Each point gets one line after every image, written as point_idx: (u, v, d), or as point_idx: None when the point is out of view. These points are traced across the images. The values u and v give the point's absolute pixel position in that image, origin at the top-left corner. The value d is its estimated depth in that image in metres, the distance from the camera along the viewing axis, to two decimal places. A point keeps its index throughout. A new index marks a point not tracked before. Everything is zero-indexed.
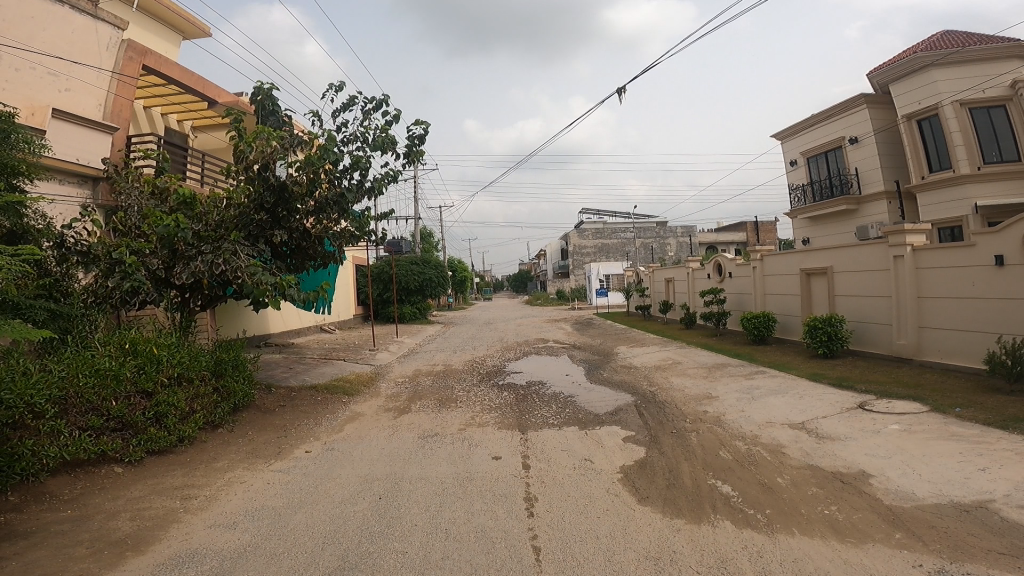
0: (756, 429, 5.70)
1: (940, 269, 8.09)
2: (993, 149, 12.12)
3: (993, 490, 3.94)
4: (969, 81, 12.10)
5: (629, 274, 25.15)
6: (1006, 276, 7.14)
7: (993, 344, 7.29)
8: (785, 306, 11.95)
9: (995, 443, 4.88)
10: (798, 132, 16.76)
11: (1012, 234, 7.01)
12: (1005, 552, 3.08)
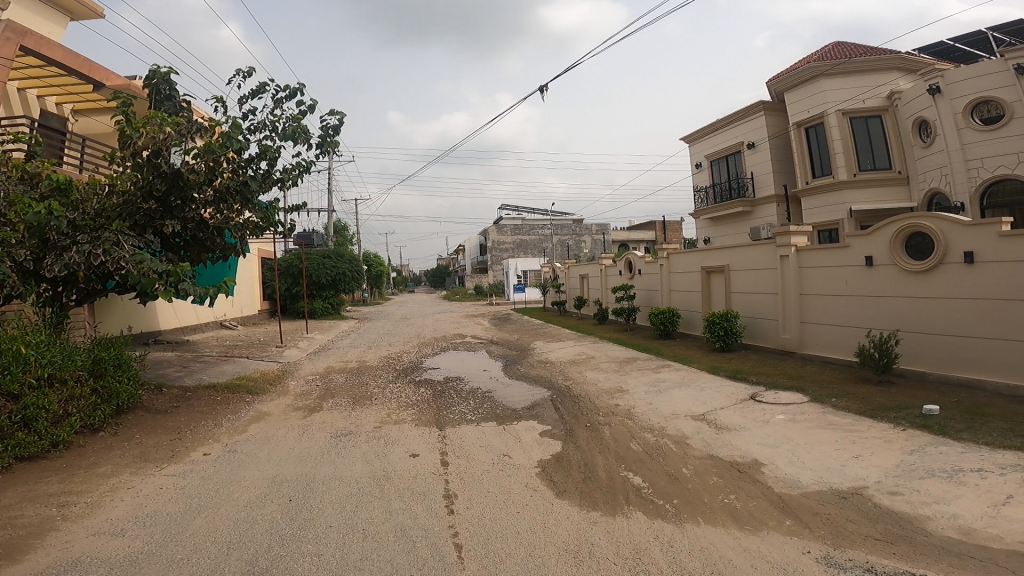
0: (664, 421, 5.97)
1: (820, 268, 8.78)
2: (868, 157, 13.02)
3: (866, 476, 4.37)
4: (851, 91, 13.12)
5: (547, 269, 25.48)
6: (873, 274, 7.88)
7: (864, 338, 8.02)
8: (687, 302, 12.57)
9: (866, 431, 5.39)
10: (704, 135, 17.66)
11: (880, 237, 7.76)
12: (881, 539, 3.40)
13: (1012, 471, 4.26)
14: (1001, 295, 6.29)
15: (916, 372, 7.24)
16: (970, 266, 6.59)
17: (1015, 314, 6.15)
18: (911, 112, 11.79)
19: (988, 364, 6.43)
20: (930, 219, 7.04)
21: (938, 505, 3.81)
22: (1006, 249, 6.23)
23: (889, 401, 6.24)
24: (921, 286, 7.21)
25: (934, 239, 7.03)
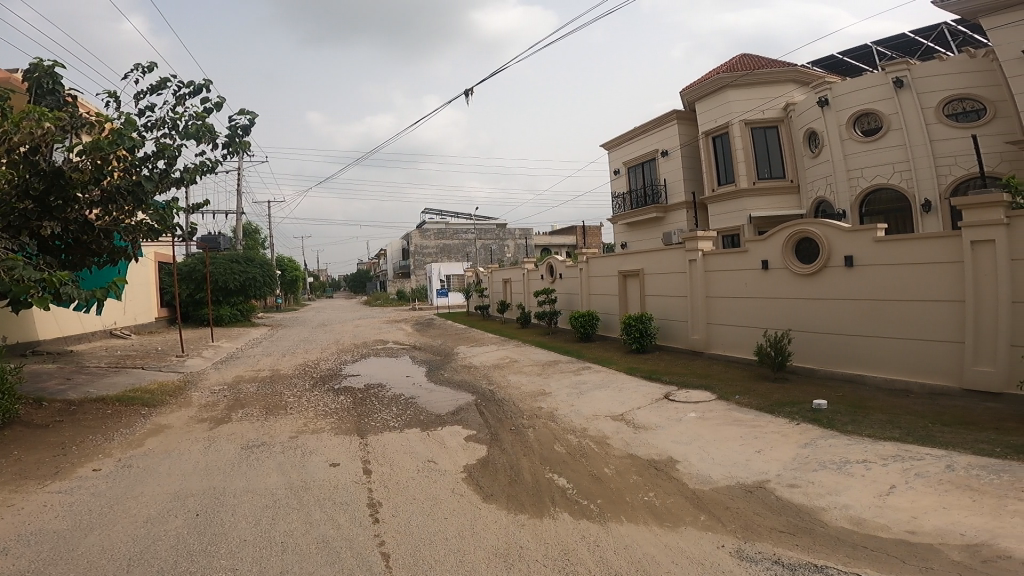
0: (585, 422, 6.10)
1: (723, 272, 9.32)
2: (765, 166, 13.89)
3: (768, 470, 4.78)
4: (753, 102, 13.96)
5: (471, 273, 25.39)
6: (769, 277, 8.48)
7: (762, 337, 8.59)
8: (606, 305, 12.94)
9: (767, 426, 5.77)
10: (621, 143, 18.30)
11: (774, 242, 8.35)
12: (784, 531, 3.76)
13: (891, 461, 4.81)
14: (877, 295, 6.98)
15: (809, 369, 7.90)
16: (850, 269, 7.27)
17: (889, 313, 6.86)
18: (802, 123, 12.63)
19: (868, 359, 7.13)
20: (816, 225, 7.68)
21: (832, 495, 4.28)
22: (881, 253, 6.93)
23: (787, 396, 6.70)
24: (811, 288, 7.84)
25: (819, 244, 7.67)
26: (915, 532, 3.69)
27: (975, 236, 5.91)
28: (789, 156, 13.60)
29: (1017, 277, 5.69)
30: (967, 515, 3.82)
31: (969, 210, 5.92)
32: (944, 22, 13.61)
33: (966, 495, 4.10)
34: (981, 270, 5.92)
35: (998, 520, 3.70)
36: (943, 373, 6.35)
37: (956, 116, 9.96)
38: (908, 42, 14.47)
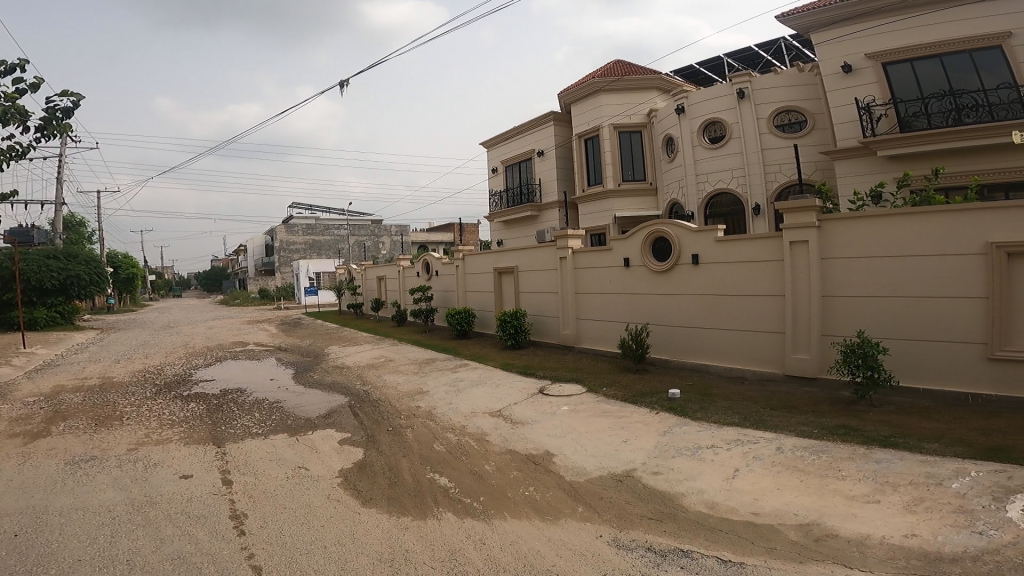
0: (463, 420, 6.03)
1: (589, 269, 9.76)
2: (629, 168, 14.66)
3: (634, 459, 5.04)
4: (621, 107, 14.71)
5: (343, 271, 24.37)
6: (630, 273, 8.98)
7: (624, 331, 9.09)
8: (482, 302, 12.99)
9: (631, 416, 6.05)
10: (498, 142, 18.56)
11: (635, 241, 8.87)
12: (652, 517, 4.09)
13: (735, 445, 5.37)
14: (720, 291, 7.71)
15: (662, 359, 8.54)
16: (697, 266, 7.99)
17: (729, 307, 7.61)
18: (662, 129, 13.49)
19: (714, 349, 7.84)
20: (671, 224, 8.27)
21: (689, 481, 4.74)
22: (722, 252, 7.65)
23: (645, 387, 6.99)
24: (666, 284, 8.43)
25: (672, 243, 8.31)
26: (759, 513, 4.27)
27: (793, 236, 6.79)
28: (651, 159, 14.41)
29: (825, 273, 6.65)
30: (797, 495, 4.50)
31: (792, 214, 6.75)
32: (782, 38, 15.04)
33: (796, 475, 4.79)
34: (799, 268, 6.80)
35: (822, 499, 4.41)
36: (772, 361, 7.18)
37: (784, 127, 11.11)
38: (754, 55, 15.89)
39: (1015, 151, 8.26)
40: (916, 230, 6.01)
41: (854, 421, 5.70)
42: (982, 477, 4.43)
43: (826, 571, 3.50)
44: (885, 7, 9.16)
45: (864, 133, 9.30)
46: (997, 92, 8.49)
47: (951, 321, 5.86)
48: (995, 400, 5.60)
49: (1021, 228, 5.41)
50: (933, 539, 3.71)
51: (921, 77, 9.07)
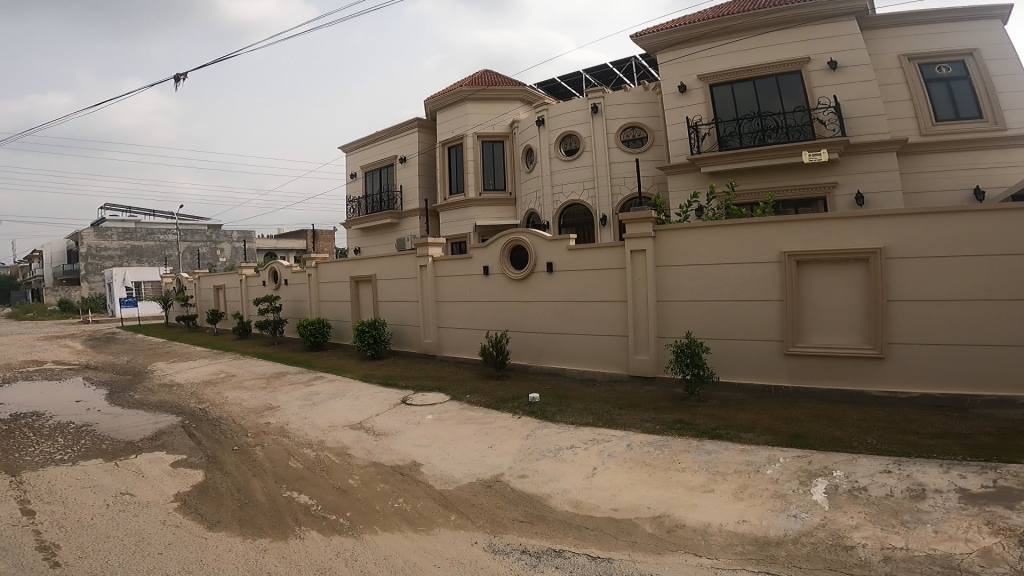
0: (320, 434, 5.58)
1: (449, 278, 9.69)
2: (491, 178, 14.84)
3: (501, 464, 4.97)
4: (485, 116, 14.86)
5: (172, 279, 21.87)
6: (489, 281, 9.04)
7: (484, 339, 9.10)
8: (337, 312, 12.34)
9: (495, 420, 5.97)
10: (359, 146, 17.96)
11: (494, 249, 8.96)
12: (523, 520, 4.04)
13: (590, 445, 5.54)
14: (572, 297, 8.02)
15: (522, 365, 8.65)
16: (551, 274, 8.26)
17: (580, 313, 7.94)
18: (522, 140, 13.84)
19: (567, 354, 8.11)
20: (527, 234, 8.48)
21: (552, 482, 4.78)
22: (574, 259, 7.99)
23: (508, 392, 6.92)
24: (522, 291, 8.61)
25: (528, 251, 8.52)
26: (619, 509, 4.43)
27: (634, 246, 7.32)
28: (512, 169, 14.64)
29: (659, 280, 7.26)
30: (649, 488, 4.75)
31: (632, 225, 7.31)
32: (635, 57, 16.06)
33: (645, 471, 5.06)
34: (638, 275, 7.35)
35: (668, 491, 4.69)
36: (616, 363, 7.60)
37: (629, 142, 11.85)
38: (609, 72, 16.84)
39: (807, 169, 9.44)
40: (733, 241, 6.79)
41: (687, 416, 6.17)
42: (789, 463, 5.00)
43: (684, 559, 3.70)
44: (712, 31, 10.00)
45: (691, 151, 10.02)
46: (794, 115, 9.61)
47: (757, 322, 6.70)
48: (792, 391, 6.48)
49: (811, 241, 6.36)
50: (762, 524, 4.07)
51: (739, 99, 10.00)
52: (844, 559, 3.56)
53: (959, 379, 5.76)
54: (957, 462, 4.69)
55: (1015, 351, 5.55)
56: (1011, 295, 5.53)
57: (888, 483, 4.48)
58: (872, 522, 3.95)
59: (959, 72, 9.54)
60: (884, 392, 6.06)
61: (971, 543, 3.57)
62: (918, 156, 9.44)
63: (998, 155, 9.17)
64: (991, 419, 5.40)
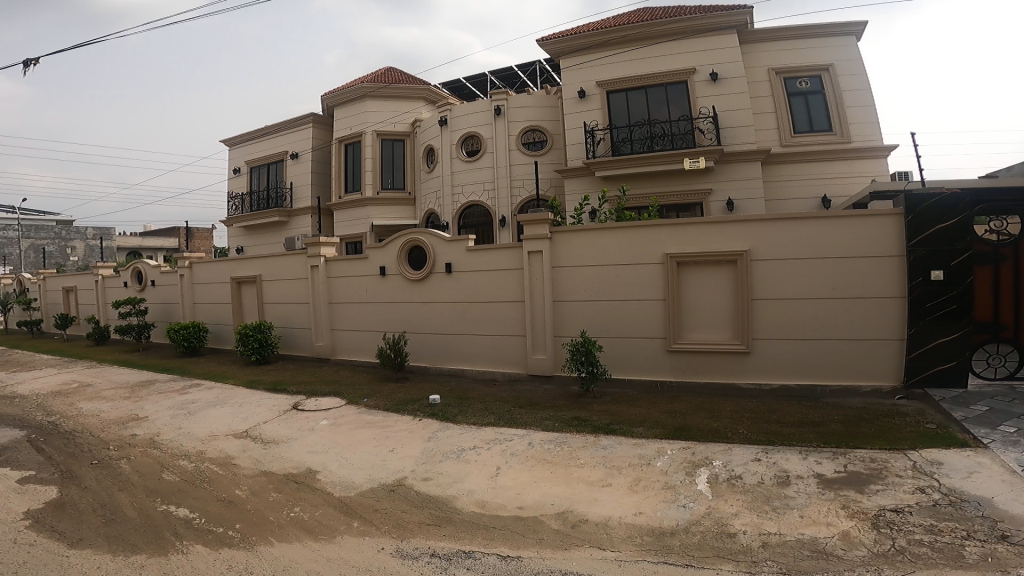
0: (199, 444, 5.05)
1: (343, 279, 9.25)
2: (389, 177, 14.44)
3: (404, 467, 4.74)
4: (386, 115, 14.40)
5: (11, 279, 19.18)
6: (387, 282, 8.72)
7: (382, 341, 8.77)
8: (215, 315, 11.38)
9: (395, 424, 5.70)
10: (246, 140, 16.82)
11: (392, 250, 8.65)
12: (430, 523, 3.86)
13: (493, 444, 5.43)
14: (471, 298, 7.92)
15: (421, 367, 8.42)
16: (450, 275, 8.10)
17: (479, 314, 7.86)
18: (423, 139, 13.64)
19: (466, 355, 8.00)
20: (426, 234, 8.27)
21: (457, 483, 4.63)
22: (473, 260, 7.89)
23: (408, 395, 6.67)
24: (420, 293, 8.38)
25: (427, 251, 8.31)
26: (524, 507, 4.37)
27: (531, 247, 7.36)
28: (412, 169, 14.32)
29: (554, 280, 7.35)
30: (551, 485, 4.75)
31: (529, 226, 7.38)
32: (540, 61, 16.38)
33: (547, 467, 5.06)
34: (534, 276, 7.41)
35: (569, 487, 4.71)
36: (515, 363, 7.60)
37: (529, 145, 12.01)
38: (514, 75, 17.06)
39: (686, 176, 10.06)
40: (621, 243, 7.02)
41: (583, 413, 6.24)
42: (675, 455, 5.22)
43: (589, 553, 3.70)
44: (611, 39, 10.42)
45: (587, 155, 10.40)
46: (679, 124, 10.22)
47: (642, 320, 6.96)
48: (674, 385, 6.80)
49: (689, 243, 6.71)
50: (657, 516, 4.18)
51: (632, 107, 10.52)
52: (726, 546, 3.72)
53: (812, 370, 6.32)
54: (816, 449, 5.11)
55: (856, 344, 6.18)
56: (852, 293, 6.14)
57: (758, 471, 4.80)
58: (752, 509, 4.17)
59: (816, 86, 10.40)
60: (752, 384, 6.52)
61: (832, 526, 3.85)
62: (779, 165, 10.31)
63: (843, 165, 10.12)
64: (838, 407, 5.98)
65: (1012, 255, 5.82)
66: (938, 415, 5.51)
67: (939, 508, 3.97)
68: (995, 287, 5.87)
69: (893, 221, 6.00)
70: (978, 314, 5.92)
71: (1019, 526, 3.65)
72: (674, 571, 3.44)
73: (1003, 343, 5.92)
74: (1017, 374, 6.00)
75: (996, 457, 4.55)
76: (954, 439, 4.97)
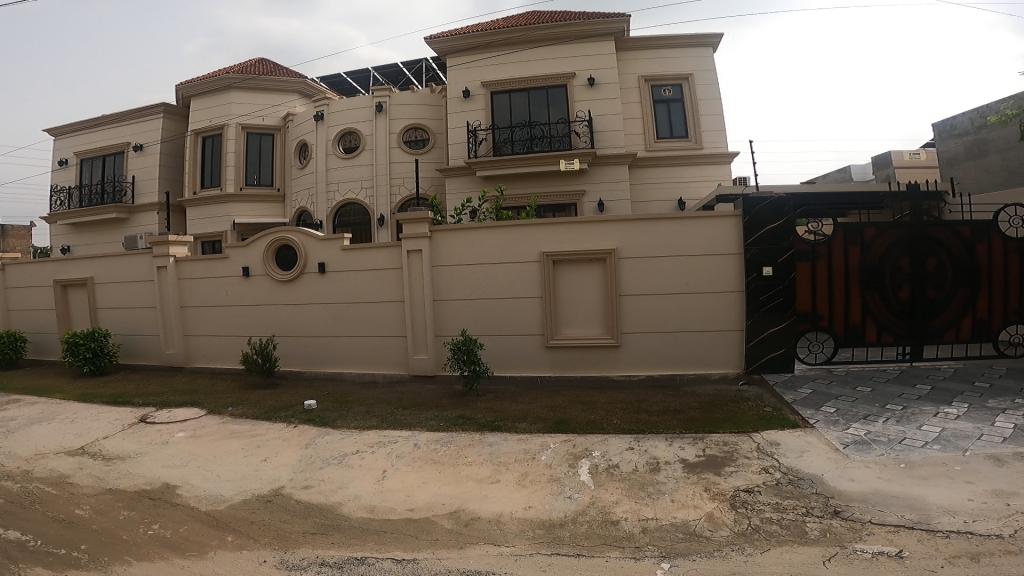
0: (21, 466, 4.22)
1: (198, 280, 8.34)
2: (254, 173, 13.59)
3: (280, 476, 4.29)
4: (253, 107, 13.52)
5: None
6: (250, 284, 8.00)
7: (246, 346, 8.04)
8: (35, 323, 9.76)
9: (266, 433, 5.17)
10: (77, 128, 14.82)
11: (256, 249, 7.94)
12: (316, 532, 3.51)
13: (377, 448, 5.07)
14: (346, 299, 7.50)
15: (292, 373, 7.84)
16: (323, 275, 7.59)
17: (356, 315, 7.46)
18: (296, 134, 12.95)
19: (342, 358, 7.57)
20: (296, 232, 7.69)
21: (342, 489, 4.26)
22: (349, 260, 7.45)
23: (279, 402, 6.12)
24: (289, 294, 7.78)
25: (297, 251, 7.71)
26: (415, 509, 4.11)
27: (410, 245, 7.10)
28: (280, 165, 13.53)
29: (434, 279, 7.14)
30: (441, 485, 4.53)
31: (407, 224, 7.11)
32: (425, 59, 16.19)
33: (434, 467, 4.82)
34: (413, 275, 7.15)
35: (459, 486, 4.53)
36: (396, 364, 7.32)
37: (410, 142, 11.81)
38: (398, 72, 16.71)
39: (562, 176, 10.46)
40: (497, 241, 6.96)
41: (468, 411, 6.05)
42: (558, 448, 5.24)
43: (485, 550, 3.54)
44: (496, 41, 10.62)
45: (469, 155, 10.52)
46: (557, 126, 10.58)
47: (519, 318, 6.97)
48: (553, 380, 6.88)
49: (563, 242, 6.80)
50: (546, 509, 4.12)
51: (514, 109, 10.79)
52: (612, 533, 3.74)
53: (672, 360, 6.65)
54: (678, 436, 5.35)
55: (709, 336, 6.56)
56: (706, 289, 6.51)
57: (633, 458, 4.94)
58: (632, 497, 4.25)
59: (678, 95, 11.17)
60: (622, 375, 6.75)
61: (698, 508, 3.99)
62: (643, 169, 11.01)
63: (695, 171, 10.97)
64: (695, 394, 6.30)
65: (826, 253, 6.32)
66: (774, 398, 5.98)
67: (782, 487, 4.21)
68: (813, 281, 6.32)
69: (733, 222, 6.44)
70: (800, 305, 6.35)
71: (847, 501, 3.90)
72: (568, 563, 3.37)
73: (821, 331, 6.39)
74: (832, 359, 6.53)
75: (822, 437, 4.99)
76: (787, 421, 5.39)
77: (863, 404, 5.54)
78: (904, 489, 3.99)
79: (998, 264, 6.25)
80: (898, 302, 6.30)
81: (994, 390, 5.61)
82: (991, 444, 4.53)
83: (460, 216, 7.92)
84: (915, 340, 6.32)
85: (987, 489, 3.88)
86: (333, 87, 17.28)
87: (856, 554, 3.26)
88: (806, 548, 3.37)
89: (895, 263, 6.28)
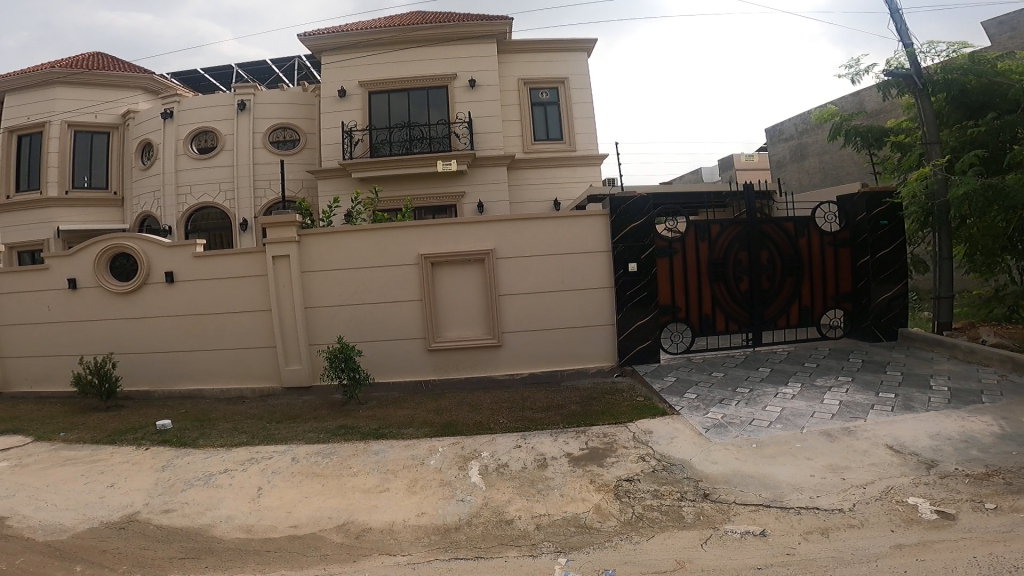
0: None
1: (12, 295, 7.13)
2: (84, 175, 12.17)
3: (133, 502, 3.79)
4: (81, 103, 12.04)
5: None
6: (78, 299, 6.92)
7: (78, 366, 7.00)
8: None
9: (110, 458, 4.55)
10: None
11: (82, 259, 6.86)
12: (184, 557, 3.13)
13: (249, 465, 4.49)
14: (199, 310, 6.73)
15: (140, 393, 6.92)
16: (171, 286, 6.75)
17: (212, 327, 6.74)
18: (138, 132, 11.82)
19: (197, 373, 6.82)
20: (133, 240, 6.73)
21: (211, 510, 3.70)
22: (202, 269, 6.68)
23: (125, 424, 5.42)
24: (128, 308, 6.83)
25: (137, 260, 6.77)
26: (299, 525, 3.54)
27: (275, 251, 6.51)
28: (117, 165, 12.23)
29: (305, 287, 6.65)
30: (324, 498, 3.92)
31: (269, 229, 6.50)
32: (297, 56, 15.40)
33: (316, 481, 4.20)
34: (280, 282, 6.59)
35: (345, 498, 3.93)
36: (263, 377, 6.72)
37: (278, 143, 11.38)
38: (266, 68, 15.75)
39: (442, 178, 10.47)
40: (368, 245, 6.62)
41: (349, 421, 5.63)
42: (447, 451, 4.77)
43: (379, 562, 3.11)
44: (375, 40, 10.54)
45: (343, 156, 10.34)
46: (437, 127, 10.62)
47: (396, 321, 6.68)
48: (436, 384, 6.68)
49: (439, 243, 6.62)
50: (439, 513, 3.66)
51: (393, 109, 10.70)
52: (507, 534, 3.37)
53: (552, 356, 6.75)
54: (563, 431, 5.12)
55: (583, 331, 6.75)
56: (581, 286, 6.71)
57: (521, 457, 4.56)
58: (522, 494, 3.87)
59: (553, 98, 11.56)
60: (505, 375, 6.72)
61: (586, 501, 3.71)
62: (521, 170, 11.27)
63: (569, 172, 11.40)
64: (574, 389, 6.43)
65: (680, 248, 6.79)
66: (644, 388, 6.18)
67: (658, 473, 4.04)
68: (671, 275, 6.77)
69: (600, 222, 6.68)
70: (661, 299, 6.77)
71: (714, 483, 3.79)
72: (468, 566, 3.03)
73: (679, 322, 6.85)
74: (691, 348, 7.01)
75: (688, 423, 4.97)
76: (656, 410, 5.41)
77: (718, 388, 5.75)
78: (760, 468, 3.95)
79: (816, 256, 7.05)
80: (740, 292, 6.91)
81: (820, 369, 6.12)
82: (821, 421, 4.70)
83: (330, 219, 7.48)
84: (756, 326, 6.96)
85: (826, 464, 3.92)
86: (188, 82, 15.86)
87: (728, 535, 3.16)
88: (685, 533, 3.23)
89: (736, 257, 6.89)
